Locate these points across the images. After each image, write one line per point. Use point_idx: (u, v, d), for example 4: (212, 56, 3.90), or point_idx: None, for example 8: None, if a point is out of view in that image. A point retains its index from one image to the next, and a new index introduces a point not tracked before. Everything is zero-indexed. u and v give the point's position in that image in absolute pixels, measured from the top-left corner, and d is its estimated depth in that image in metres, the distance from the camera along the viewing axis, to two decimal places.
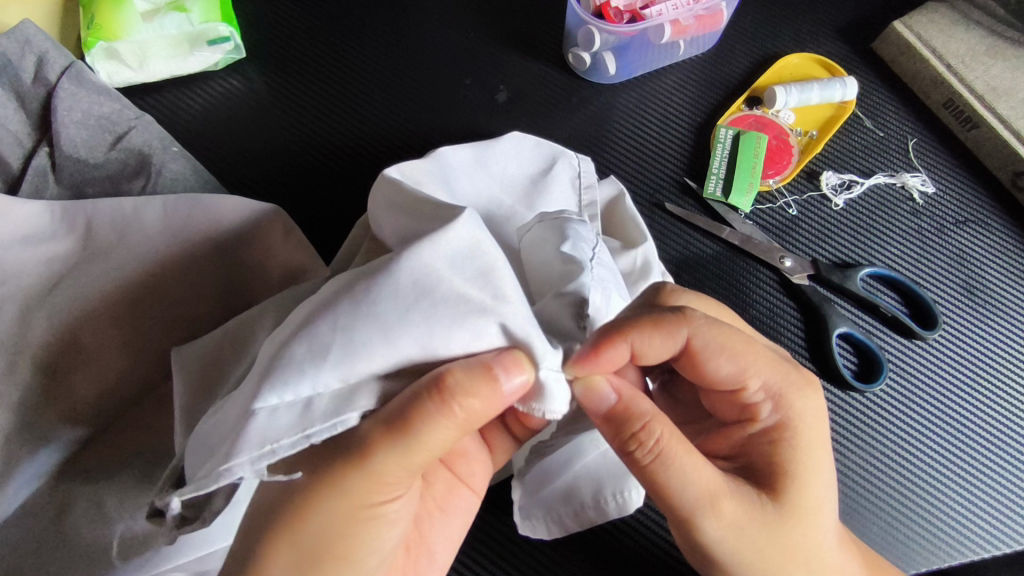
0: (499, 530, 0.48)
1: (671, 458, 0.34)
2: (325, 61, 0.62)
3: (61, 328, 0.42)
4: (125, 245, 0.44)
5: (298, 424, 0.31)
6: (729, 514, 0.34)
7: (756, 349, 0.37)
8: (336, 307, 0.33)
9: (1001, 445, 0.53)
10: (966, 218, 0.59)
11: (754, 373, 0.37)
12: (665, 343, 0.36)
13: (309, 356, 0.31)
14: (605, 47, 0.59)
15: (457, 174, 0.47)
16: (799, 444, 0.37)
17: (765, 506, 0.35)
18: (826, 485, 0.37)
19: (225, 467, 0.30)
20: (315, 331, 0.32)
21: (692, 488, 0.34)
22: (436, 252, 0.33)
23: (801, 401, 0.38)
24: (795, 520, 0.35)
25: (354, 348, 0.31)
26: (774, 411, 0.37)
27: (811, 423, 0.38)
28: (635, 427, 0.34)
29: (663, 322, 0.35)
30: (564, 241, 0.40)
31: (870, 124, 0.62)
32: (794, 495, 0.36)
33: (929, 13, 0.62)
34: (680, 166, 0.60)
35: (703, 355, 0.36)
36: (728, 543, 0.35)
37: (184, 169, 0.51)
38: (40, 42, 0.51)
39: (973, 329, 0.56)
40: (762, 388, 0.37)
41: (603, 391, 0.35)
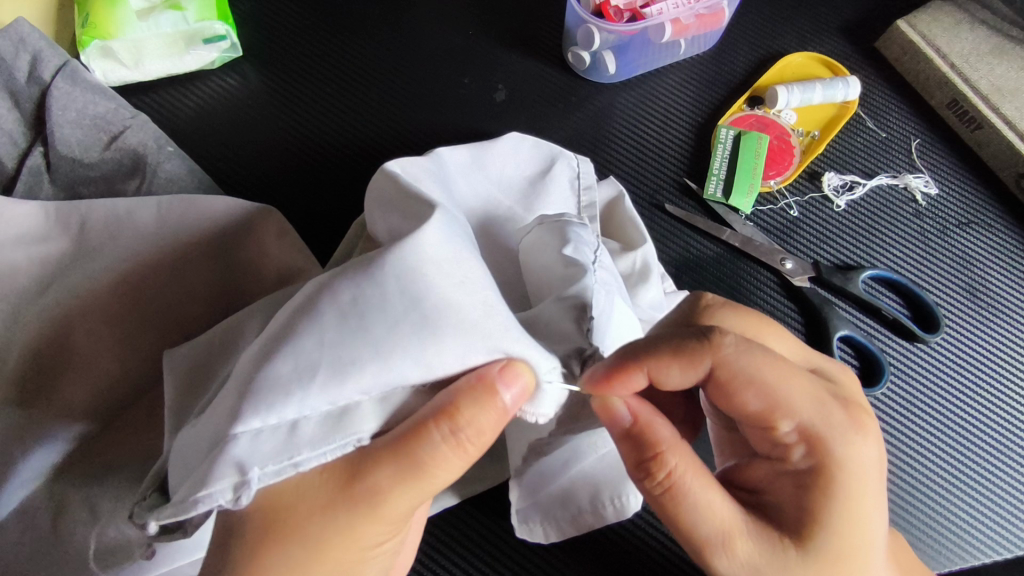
0: (496, 535, 0.48)
1: (684, 491, 0.33)
2: (322, 60, 0.61)
3: (54, 329, 0.42)
4: (119, 246, 0.44)
5: (284, 450, 0.30)
6: (746, 553, 0.33)
7: (792, 384, 0.35)
8: (319, 318, 0.32)
9: (1003, 449, 0.52)
10: (969, 220, 0.58)
11: (787, 413, 0.35)
12: (684, 372, 0.35)
13: (300, 366, 0.31)
14: (605, 46, 0.59)
15: (455, 174, 0.46)
16: (836, 492, 0.34)
17: (786, 551, 0.33)
18: (863, 534, 0.34)
19: (203, 494, 0.29)
20: (300, 342, 0.31)
21: (706, 522, 0.33)
22: (419, 256, 0.33)
23: (843, 447, 0.35)
24: (828, 564, 0.34)
25: (343, 359, 0.31)
26: (806, 456, 0.35)
27: (856, 471, 0.35)
28: (648, 456, 0.34)
29: (685, 350, 0.34)
30: (567, 244, 0.40)
31: (872, 124, 0.61)
32: (825, 542, 0.34)
33: (932, 13, 0.62)
34: (680, 167, 0.59)
35: (731, 384, 0.35)
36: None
37: (179, 169, 0.51)
38: (35, 41, 0.51)
39: (977, 334, 0.55)
40: (795, 428, 0.35)
41: (618, 410, 0.35)
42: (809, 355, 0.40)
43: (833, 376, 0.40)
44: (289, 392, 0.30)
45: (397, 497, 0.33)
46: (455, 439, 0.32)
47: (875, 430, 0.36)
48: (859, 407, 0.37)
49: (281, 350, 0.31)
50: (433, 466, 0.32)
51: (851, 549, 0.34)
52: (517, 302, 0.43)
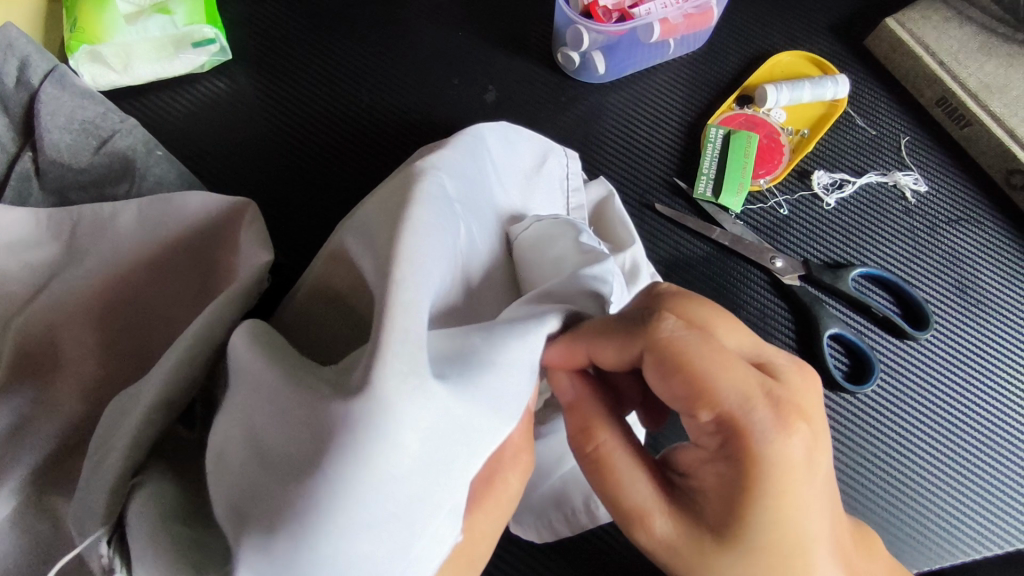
0: (489, 535, 0.48)
1: (608, 465, 0.34)
2: (312, 62, 0.61)
3: (42, 337, 0.42)
4: (108, 251, 0.43)
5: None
6: (663, 532, 0.33)
7: (720, 373, 0.31)
8: (363, 467, 0.25)
9: (996, 446, 0.53)
10: (959, 217, 0.59)
11: (712, 404, 0.31)
12: (617, 354, 0.33)
13: (385, 530, 0.25)
14: (594, 46, 0.59)
15: (485, 162, 0.43)
16: (755, 487, 0.31)
17: (703, 538, 0.32)
18: (795, 522, 0.32)
19: None
20: (367, 515, 0.25)
21: (627, 496, 0.34)
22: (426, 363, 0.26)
23: (767, 441, 0.31)
24: (747, 553, 0.32)
25: (429, 496, 0.26)
26: (725, 446, 0.32)
27: (780, 466, 0.31)
28: (580, 428, 0.35)
29: (614, 331, 0.33)
30: (580, 233, 0.42)
31: (861, 122, 0.61)
32: (737, 534, 0.32)
33: (921, 10, 0.62)
34: (671, 166, 0.59)
35: (658, 372, 0.32)
36: (662, 558, 0.34)
37: (168, 175, 0.52)
38: (22, 46, 0.51)
39: (967, 331, 0.55)
40: (716, 419, 0.32)
41: (563, 385, 0.36)
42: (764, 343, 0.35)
43: (778, 366, 0.33)
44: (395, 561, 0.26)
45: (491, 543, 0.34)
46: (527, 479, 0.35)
47: (812, 421, 0.32)
48: (799, 404, 0.32)
49: (345, 524, 0.25)
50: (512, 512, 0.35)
51: (772, 545, 0.32)
52: None
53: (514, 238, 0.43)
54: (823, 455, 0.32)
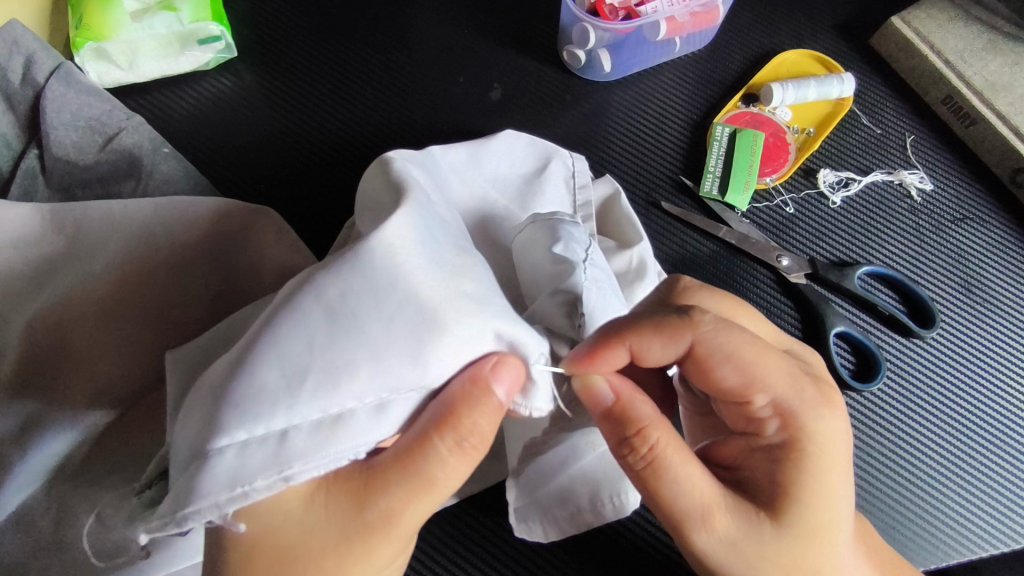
0: (495, 533, 0.47)
1: (665, 465, 0.34)
2: (318, 60, 0.61)
3: (50, 333, 0.42)
4: (115, 248, 0.44)
5: (274, 462, 0.29)
6: (724, 528, 0.34)
7: (766, 361, 0.37)
8: (314, 304, 0.32)
9: (1001, 445, 0.53)
10: (965, 216, 0.59)
11: (762, 388, 0.36)
12: (665, 346, 0.36)
13: (288, 372, 0.30)
14: (600, 44, 0.59)
15: (447, 173, 0.46)
16: (806, 466, 0.36)
17: (762, 524, 0.35)
18: (838, 507, 0.36)
19: (187, 513, 0.28)
20: (283, 342, 0.31)
21: (686, 495, 0.34)
22: (400, 236, 0.33)
23: (814, 421, 0.36)
24: (801, 532, 0.35)
25: (334, 362, 0.31)
26: (780, 430, 0.37)
27: (826, 445, 0.36)
28: (630, 431, 0.35)
29: (666, 325, 0.36)
30: (556, 242, 0.40)
31: (867, 121, 0.61)
32: (796, 514, 0.35)
33: (926, 9, 0.62)
34: (677, 165, 0.59)
35: (710, 361, 0.36)
36: (722, 557, 0.35)
37: (175, 171, 0.51)
38: (28, 43, 0.51)
39: (975, 329, 0.55)
40: (769, 404, 0.37)
41: (601, 390, 0.35)
42: (783, 339, 0.42)
43: (803, 356, 0.41)
44: (278, 399, 0.30)
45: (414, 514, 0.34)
46: (459, 446, 0.33)
47: (843, 407, 0.38)
48: (827, 385, 0.39)
49: (278, 348, 0.31)
50: (438, 471, 0.33)
51: (821, 521, 0.35)
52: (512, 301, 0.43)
53: (513, 239, 0.44)
54: None
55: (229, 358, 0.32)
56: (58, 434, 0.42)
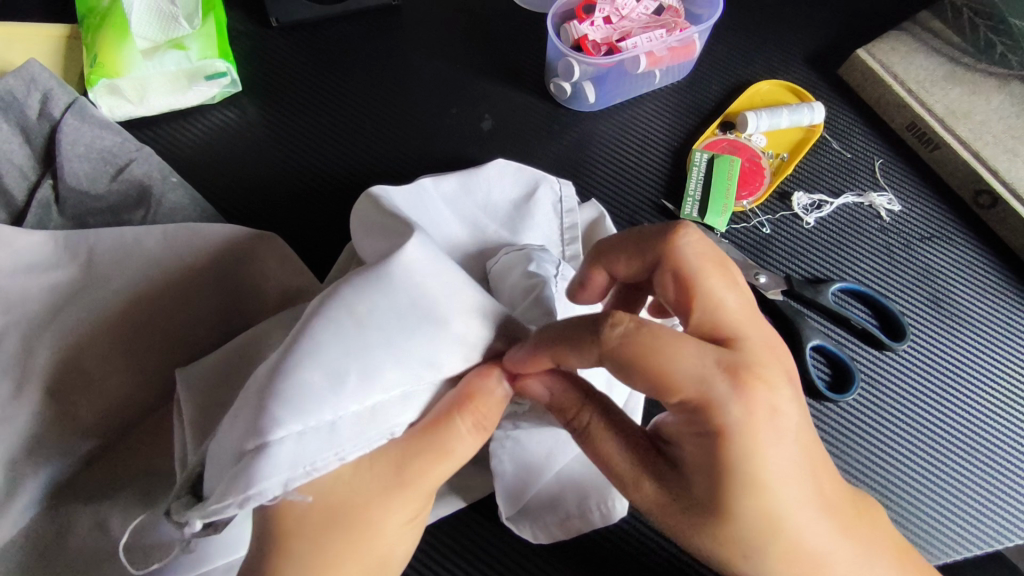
0: (487, 544, 0.49)
1: (597, 442, 0.37)
2: (317, 92, 0.64)
3: (64, 354, 0.45)
4: (125, 272, 0.46)
5: (326, 446, 0.34)
6: (654, 500, 0.36)
7: (683, 359, 0.32)
8: (350, 320, 0.35)
9: (972, 451, 0.55)
10: (932, 234, 0.62)
11: (678, 387, 0.32)
12: (576, 359, 0.35)
13: (330, 374, 0.34)
14: (585, 77, 0.63)
15: (438, 203, 0.49)
16: (735, 459, 0.32)
17: (690, 502, 0.34)
18: (775, 495, 0.33)
19: (254, 489, 0.32)
20: (318, 352, 0.34)
21: (616, 469, 0.36)
22: (420, 274, 0.37)
23: (734, 415, 0.32)
24: (730, 526, 0.33)
25: (372, 370, 0.35)
26: (698, 425, 0.33)
27: (750, 437, 0.32)
28: (570, 414, 0.38)
29: (573, 339, 0.34)
30: (530, 262, 0.45)
31: (837, 146, 0.65)
32: (726, 504, 0.33)
33: (889, 42, 0.66)
34: (658, 189, 0.62)
35: (620, 368, 0.33)
36: (658, 525, 0.36)
37: (183, 200, 0.54)
38: (45, 81, 0.54)
39: (943, 341, 0.58)
40: (686, 400, 0.33)
41: (534, 391, 0.38)
42: (734, 318, 0.36)
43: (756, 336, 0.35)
44: (325, 398, 0.34)
45: (424, 478, 0.36)
46: (477, 425, 0.36)
47: (779, 385, 0.34)
48: (767, 370, 0.33)
49: (322, 358, 0.34)
50: (458, 450, 0.36)
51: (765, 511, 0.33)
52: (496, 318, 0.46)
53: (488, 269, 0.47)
54: (797, 411, 0.34)
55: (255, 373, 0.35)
56: (70, 451, 0.44)
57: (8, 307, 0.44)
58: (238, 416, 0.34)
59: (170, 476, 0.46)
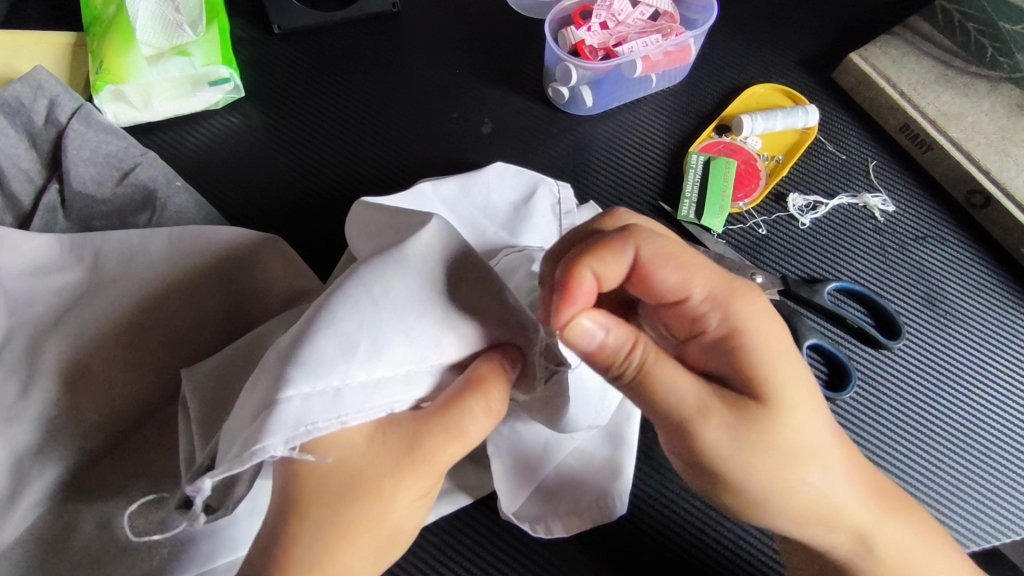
0: (489, 543, 0.49)
1: (655, 373, 0.36)
2: (318, 98, 0.65)
3: (70, 355, 0.45)
4: (131, 273, 0.47)
5: (332, 411, 0.34)
6: (722, 416, 0.37)
7: (698, 265, 0.39)
8: (363, 293, 0.37)
9: (968, 447, 0.56)
10: (926, 235, 0.63)
11: (697, 282, 0.39)
12: (616, 261, 0.38)
13: (342, 342, 0.35)
14: (582, 81, 0.64)
15: (438, 207, 0.50)
16: (756, 346, 0.38)
17: (743, 402, 0.38)
18: (794, 382, 0.39)
19: (259, 446, 0.33)
20: (334, 321, 0.36)
21: (676, 395, 0.37)
22: (435, 251, 0.39)
23: (743, 307, 0.39)
24: (777, 417, 0.38)
25: (379, 339, 0.36)
26: (719, 322, 0.39)
27: (760, 330, 0.39)
28: (624, 351, 0.36)
29: (608, 243, 0.39)
30: (534, 262, 0.47)
31: (831, 148, 0.66)
32: (768, 392, 0.38)
33: (881, 46, 0.67)
34: (656, 191, 0.63)
35: (650, 266, 0.39)
36: (724, 448, 0.37)
37: (187, 203, 0.54)
38: (52, 87, 0.55)
39: (938, 339, 0.59)
40: (705, 298, 0.39)
41: (589, 332, 0.36)
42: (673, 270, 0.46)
43: None
44: (335, 363, 0.35)
45: (437, 453, 0.36)
46: (485, 403, 0.37)
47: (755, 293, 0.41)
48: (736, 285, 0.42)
49: (336, 326, 0.36)
50: (468, 425, 0.36)
51: (792, 392, 0.38)
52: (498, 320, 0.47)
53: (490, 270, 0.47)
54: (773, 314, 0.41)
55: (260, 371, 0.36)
56: (76, 451, 0.45)
57: (15, 309, 0.45)
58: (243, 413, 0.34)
59: (175, 476, 0.46)
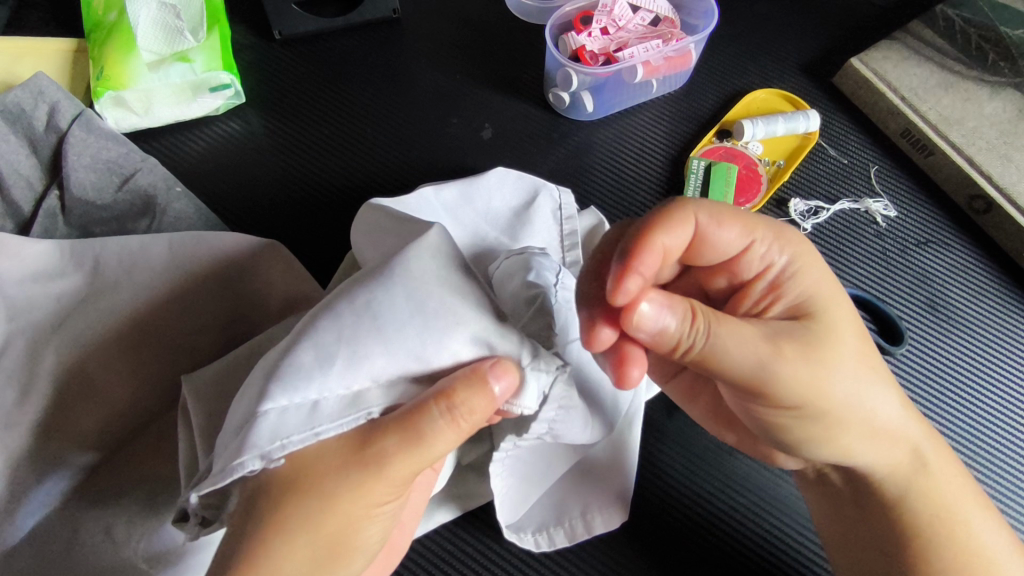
0: (489, 550, 0.49)
1: (722, 330, 0.37)
2: (319, 103, 0.65)
3: (68, 361, 0.45)
4: (129, 279, 0.47)
5: (308, 422, 0.34)
6: (795, 351, 0.38)
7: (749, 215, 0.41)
8: (347, 304, 0.37)
9: (972, 454, 0.55)
10: (927, 240, 0.63)
11: (754, 230, 0.41)
12: (681, 228, 0.39)
13: (320, 353, 0.35)
14: (583, 87, 0.64)
15: (438, 213, 0.50)
16: (806, 279, 0.42)
17: (807, 333, 0.40)
18: (840, 310, 0.42)
19: (236, 462, 0.33)
20: (314, 333, 0.36)
21: (749, 347, 0.37)
22: (421, 264, 0.38)
23: (792, 244, 0.42)
24: (834, 343, 0.40)
25: (356, 353, 0.35)
26: (779, 258, 0.42)
27: (807, 265, 0.42)
28: (689, 319, 0.37)
29: (671, 211, 0.39)
30: (529, 272, 0.43)
31: (832, 153, 0.66)
32: (822, 322, 0.41)
33: (882, 51, 0.67)
34: (657, 197, 0.63)
35: (710, 227, 0.40)
36: (802, 385, 0.38)
37: (187, 209, 0.54)
38: (52, 93, 0.55)
39: (941, 345, 0.59)
40: (763, 241, 0.42)
41: (651, 314, 0.36)
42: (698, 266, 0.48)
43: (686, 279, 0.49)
44: (311, 376, 0.35)
45: (403, 463, 0.36)
46: (452, 416, 0.35)
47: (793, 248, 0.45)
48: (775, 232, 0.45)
49: (318, 338, 0.36)
50: (433, 438, 0.36)
51: (836, 318, 0.41)
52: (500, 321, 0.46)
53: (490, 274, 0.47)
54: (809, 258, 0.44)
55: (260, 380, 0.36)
56: (74, 458, 0.45)
57: (14, 316, 0.45)
58: (243, 418, 0.34)
59: (174, 483, 0.46)
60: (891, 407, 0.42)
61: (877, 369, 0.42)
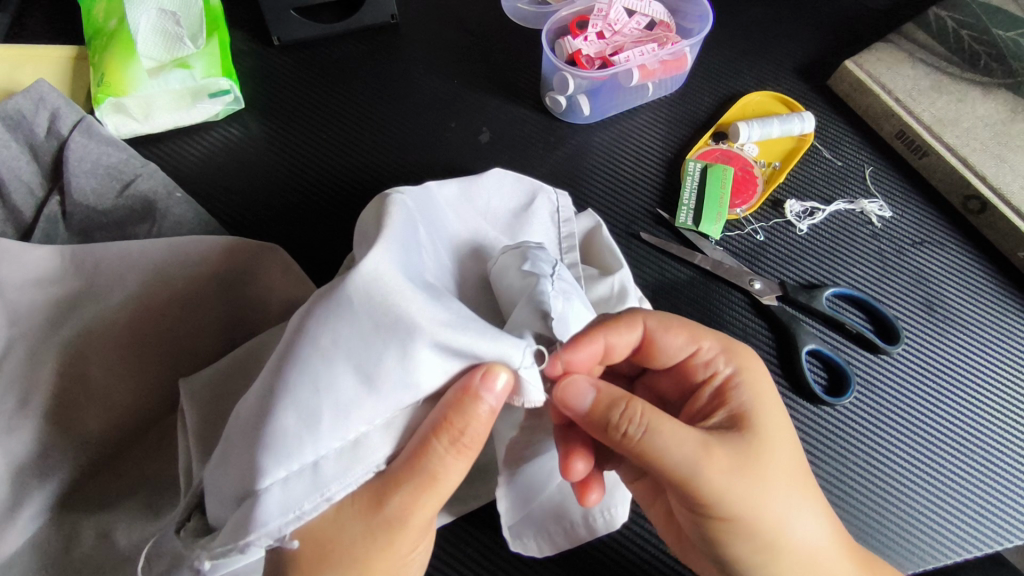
0: (489, 549, 0.49)
1: (657, 426, 0.39)
2: (319, 109, 0.66)
3: (67, 366, 0.45)
4: (127, 283, 0.47)
5: (313, 488, 0.35)
6: (725, 459, 0.40)
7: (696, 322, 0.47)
8: (314, 349, 0.35)
9: (967, 451, 0.55)
10: (923, 240, 0.63)
11: (703, 337, 0.46)
12: (628, 331, 0.44)
13: (304, 415, 0.35)
14: (579, 90, 0.64)
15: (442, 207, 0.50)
16: (752, 388, 0.44)
17: (743, 446, 0.41)
18: (786, 432, 0.43)
19: (245, 543, 0.33)
20: (292, 390, 0.35)
21: (680, 447, 0.39)
22: (379, 286, 0.36)
23: (743, 357, 0.46)
24: (767, 453, 0.41)
25: (346, 410, 0.35)
26: (727, 363, 0.45)
27: (755, 380, 0.45)
28: (621, 406, 0.40)
29: (621, 318, 0.44)
30: (524, 262, 0.44)
31: (827, 154, 0.66)
32: (761, 433, 0.42)
33: (876, 53, 0.67)
34: (653, 199, 0.64)
35: (656, 334, 0.45)
36: (728, 490, 0.39)
37: (187, 214, 0.55)
38: (53, 100, 0.55)
39: (937, 344, 0.59)
40: (711, 346, 0.46)
41: (584, 394, 0.40)
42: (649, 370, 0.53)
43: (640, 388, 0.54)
44: (301, 442, 0.34)
45: (422, 509, 0.38)
46: (456, 445, 0.36)
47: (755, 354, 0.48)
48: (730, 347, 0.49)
49: (300, 398, 0.35)
50: (442, 473, 0.37)
51: (777, 433, 0.42)
52: (500, 320, 0.46)
53: (490, 269, 0.47)
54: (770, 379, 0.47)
55: (261, 382, 0.36)
56: (73, 462, 0.45)
57: (14, 320, 0.45)
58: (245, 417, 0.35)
59: (175, 485, 0.47)
60: (820, 530, 0.42)
61: (809, 491, 0.42)
